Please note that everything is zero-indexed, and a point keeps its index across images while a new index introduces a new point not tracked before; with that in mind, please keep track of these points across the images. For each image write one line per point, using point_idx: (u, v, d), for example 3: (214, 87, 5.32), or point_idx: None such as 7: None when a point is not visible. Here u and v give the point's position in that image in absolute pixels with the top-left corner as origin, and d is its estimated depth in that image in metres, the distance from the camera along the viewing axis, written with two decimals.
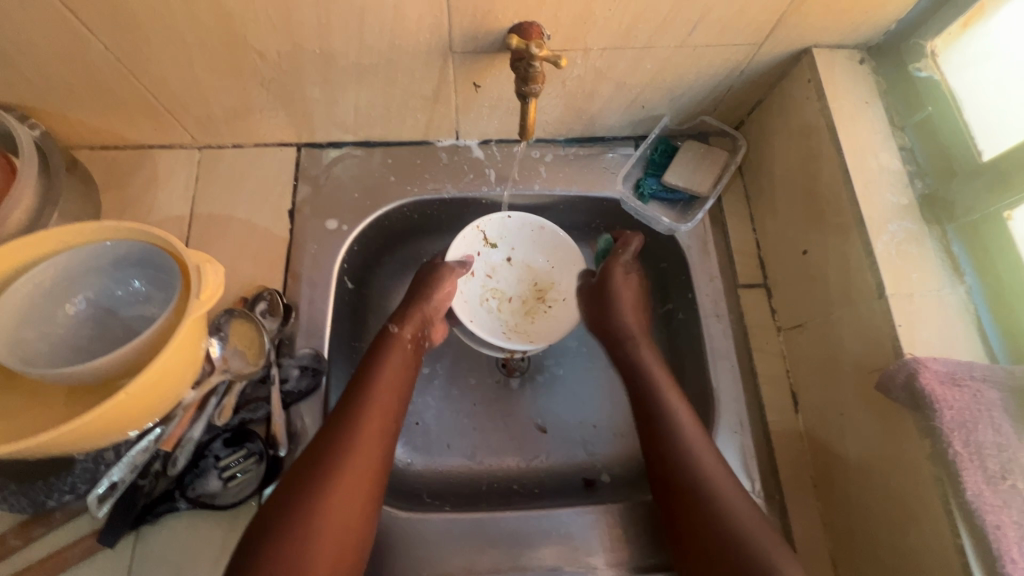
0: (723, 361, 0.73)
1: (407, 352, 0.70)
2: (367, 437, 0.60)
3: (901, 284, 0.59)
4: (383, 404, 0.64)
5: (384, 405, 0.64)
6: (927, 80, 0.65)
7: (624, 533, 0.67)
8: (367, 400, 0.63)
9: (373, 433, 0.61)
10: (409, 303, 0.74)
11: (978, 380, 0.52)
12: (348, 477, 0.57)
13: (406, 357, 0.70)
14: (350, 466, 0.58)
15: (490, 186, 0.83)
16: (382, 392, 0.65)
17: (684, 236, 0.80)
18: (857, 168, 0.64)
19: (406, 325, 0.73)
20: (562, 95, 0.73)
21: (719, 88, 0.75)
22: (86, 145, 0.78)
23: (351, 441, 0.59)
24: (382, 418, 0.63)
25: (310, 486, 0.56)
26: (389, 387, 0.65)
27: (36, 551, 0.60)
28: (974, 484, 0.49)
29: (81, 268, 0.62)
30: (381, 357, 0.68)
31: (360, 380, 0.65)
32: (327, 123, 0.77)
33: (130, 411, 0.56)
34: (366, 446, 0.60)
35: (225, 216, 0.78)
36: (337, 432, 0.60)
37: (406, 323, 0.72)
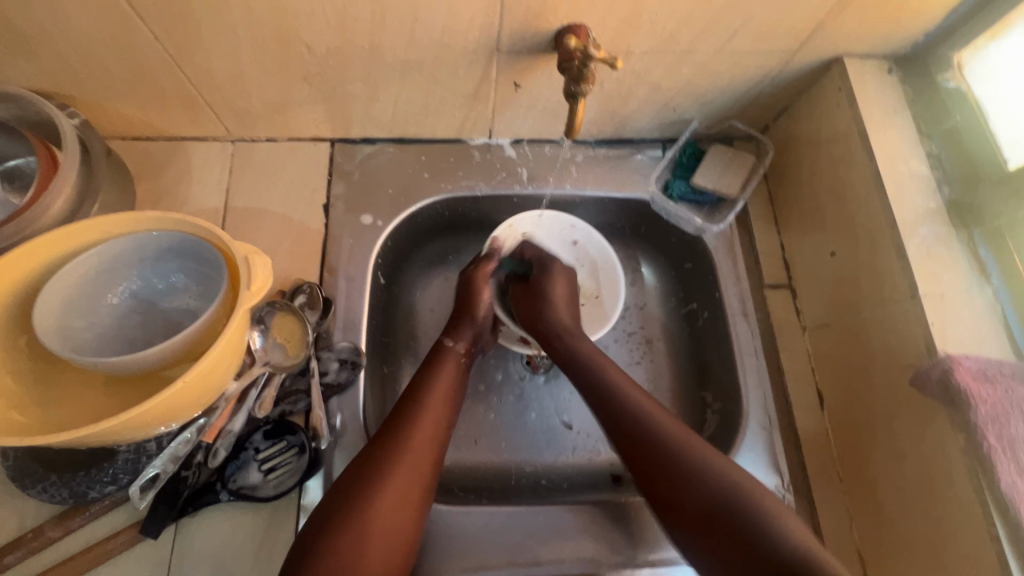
0: (752, 359, 0.75)
1: (460, 367, 0.71)
2: (422, 440, 0.62)
3: (934, 285, 0.61)
4: (435, 408, 0.65)
5: (437, 409, 0.65)
6: (954, 90, 0.68)
7: (659, 526, 0.69)
8: (423, 404, 0.65)
9: (427, 435, 0.62)
10: (462, 315, 0.76)
11: (1009, 376, 0.55)
12: (402, 476, 0.58)
13: (458, 370, 0.71)
14: (405, 468, 0.59)
15: (522, 184, 0.84)
16: (438, 396, 0.66)
17: (712, 238, 0.82)
18: (888, 174, 0.66)
19: (462, 340, 0.74)
20: (599, 97, 0.75)
21: (749, 94, 0.77)
22: (119, 136, 0.77)
23: (406, 442, 0.61)
24: (435, 428, 0.64)
25: (367, 485, 0.57)
26: (445, 393, 0.67)
27: (76, 542, 0.60)
28: (1007, 474, 0.52)
29: (123, 259, 0.61)
30: (434, 368, 0.70)
31: (416, 386, 0.67)
32: (364, 119, 0.77)
33: (179, 402, 0.56)
34: (420, 448, 0.61)
35: (259, 210, 0.78)
36: (393, 432, 0.61)
37: (460, 337, 0.74)
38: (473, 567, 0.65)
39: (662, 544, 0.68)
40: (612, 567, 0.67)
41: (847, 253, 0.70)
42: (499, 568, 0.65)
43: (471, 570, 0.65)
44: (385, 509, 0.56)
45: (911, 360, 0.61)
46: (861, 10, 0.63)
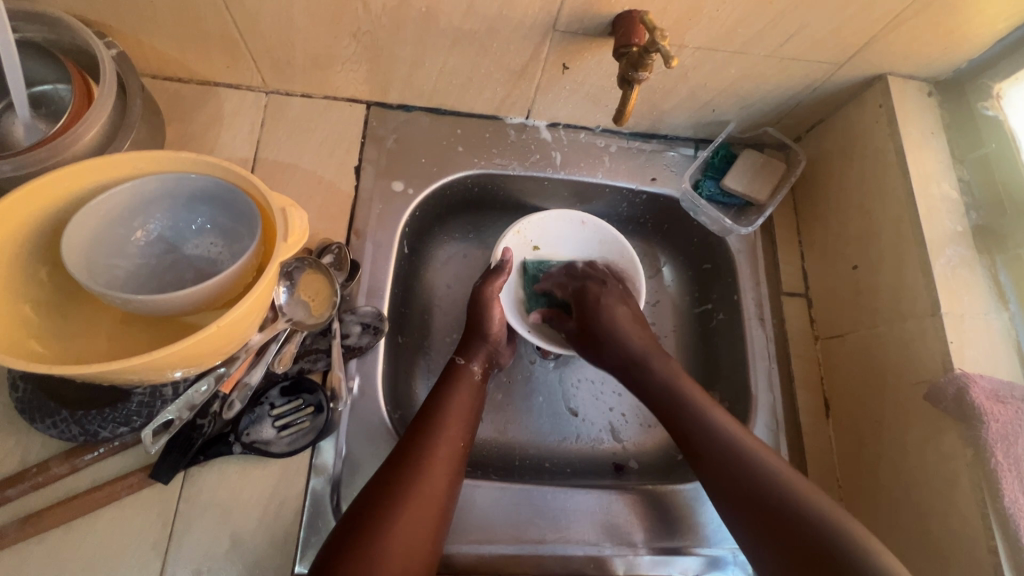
0: (764, 362, 0.77)
1: (476, 385, 0.71)
2: (437, 465, 0.61)
3: (956, 305, 0.63)
4: (451, 432, 0.64)
5: (452, 433, 0.64)
6: (991, 119, 0.70)
7: (662, 514, 0.70)
8: (437, 425, 0.64)
9: (443, 460, 0.62)
10: (473, 332, 0.76)
11: (1018, 399, 0.57)
12: (417, 496, 0.58)
13: (473, 388, 0.71)
14: (420, 495, 0.59)
15: (555, 169, 0.83)
16: (453, 419, 0.66)
17: (736, 240, 0.83)
18: (921, 193, 0.68)
19: (476, 358, 0.74)
20: (643, 89, 0.75)
21: (790, 102, 0.78)
22: (151, 73, 0.75)
23: (421, 467, 0.60)
24: (450, 445, 0.63)
25: (386, 503, 0.57)
26: (460, 418, 0.66)
27: (82, 480, 0.59)
28: (1012, 492, 0.55)
29: (154, 197, 0.60)
30: (449, 387, 0.69)
31: (432, 409, 0.66)
32: (405, 84, 0.76)
33: (208, 348, 0.54)
34: (435, 474, 0.60)
35: (289, 165, 0.76)
36: (410, 457, 0.61)
37: (473, 357, 0.74)
38: (480, 542, 0.66)
39: (663, 533, 0.69)
40: (614, 552, 0.68)
41: (870, 269, 0.72)
42: (505, 544, 0.66)
43: (477, 543, 0.66)
44: (403, 527, 0.56)
45: (926, 376, 0.63)
46: (913, 31, 0.65)
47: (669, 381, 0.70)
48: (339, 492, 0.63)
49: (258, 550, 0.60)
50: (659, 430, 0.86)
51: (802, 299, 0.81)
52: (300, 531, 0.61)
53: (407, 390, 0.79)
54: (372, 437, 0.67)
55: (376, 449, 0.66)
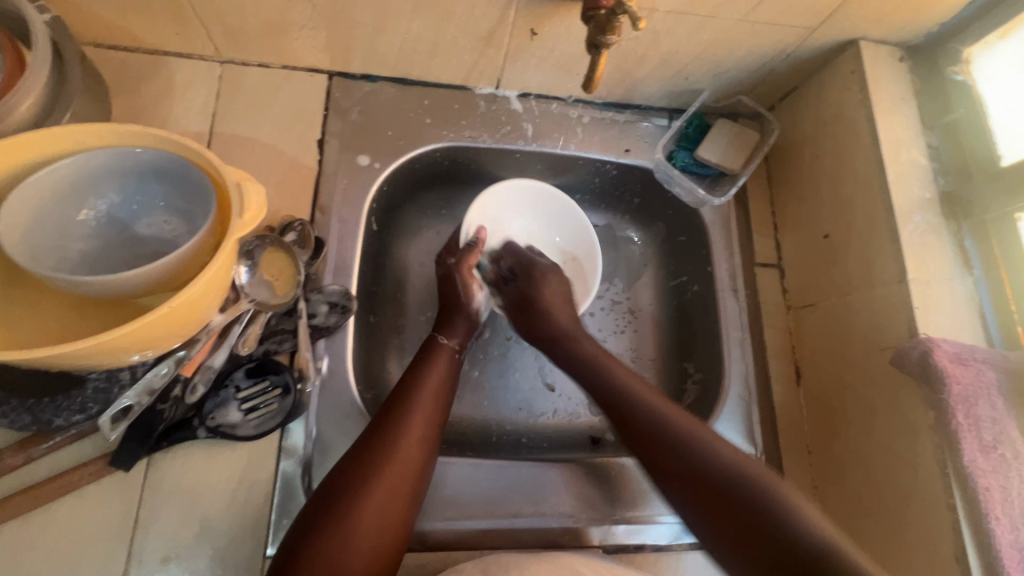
0: (737, 333, 0.77)
1: (453, 361, 0.71)
2: (412, 444, 0.60)
3: (922, 271, 0.63)
4: (425, 410, 0.63)
5: (426, 410, 0.63)
6: (961, 84, 0.69)
7: (637, 484, 0.71)
8: (411, 405, 0.63)
9: (416, 440, 0.61)
10: (455, 310, 0.75)
11: (981, 362, 0.58)
12: (387, 476, 0.57)
13: (450, 368, 0.70)
14: (393, 473, 0.58)
15: (526, 141, 0.81)
16: (427, 396, 0.65)
17: (709, 212, 0.82)
18: (891, 160, 0.67)
19: (456, 333, 0.73)
20: (614, 56, 0.73)
21: (763, 69, 0.77)
22: (93, 42, 0.70)
23: (393, 447, 0.59)
24: (424, 426, 0.62)
25: (355, 483, 0.56)
26: (436, 395, 0.65)
27: (39, 470, 0.57)
28: (971, 451, 0.56)
29: (101, 173, 0.57)
30: (426, 366, 0.68)
31: (406, 389, 0.65)
32: (367, 52, 0.73)
33: (164, 329, 0.52)
34: (410, 453, 0.59)
35: (248, 139, 0.73)
36: (383, 434, 0.60)
37: (453, 335, 0.73)
38: (457, 518, 0.66)
39: (637, 502, 0.70)
40: (589, 523, 0.68)
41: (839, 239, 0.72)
42: (481, 519, 0.66)
43: (454, 519, 0.66)
44: (372, 510, 0.55)
45: (892, 342, 0.64)
46: None
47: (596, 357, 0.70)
48: (310, 474, 0.63)
49: (228, 533, 0.59)
50: None
51: (775, 270, 0.81)
52: (272, 514, 0.60)
53: (380, 370, 0.77)
54: (343, 419, 0.65)
55: (348, 430, 0.65)
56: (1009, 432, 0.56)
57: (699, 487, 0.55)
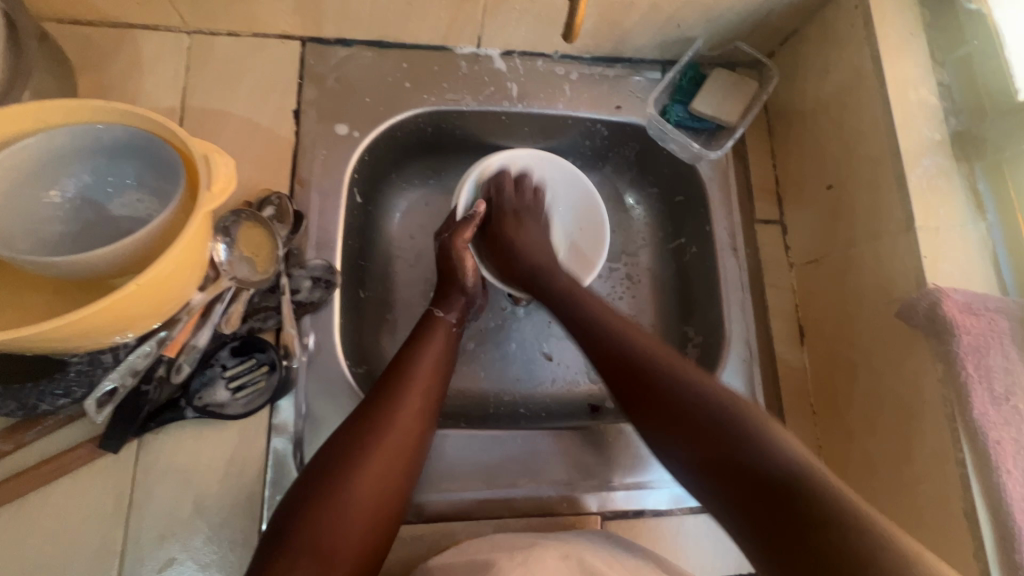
0: (737, 293, 0.75)
1: (451, 335, 0.69)
2: (410, 418, 0.59)
3: (931, 219, 0.59)
4: (421, 382, 0.62)
5: (424, 382, 0.62)
6: (974, 13, 0.64)
7: (638, 451, 0.70)
8: (409, 379, 0.62)
9: (416, 413, 0.60)
10: (449, 284, 0.73)
11: (993, 311, 0.55)
12: (385, 448, 0.56)
13: (448, 341, 0.68)
14: (390, 444, 0.57)
15: (512, 101, 0.78)
16: (424, 369, 0.63)
17: (707, 167, 0.79)
18: (897, 100, 0.63)
19: (451, 308, 0.71)
20: (599, 4, 0.68)
21: (760, 10, 0.72)
22: (55, 17, 0.68)
23: (392, 419, 0.58)
24: (424, 398, 0.61)
25: (353, 455, 0.55)
26: (434, 367, 0.64)
27: (32, 454, 0.57)
28: (981, 403, 0.53)
29: (66, 151, 0.55)
30: (423, 339, 0.67)
31: (404, 361, 0.64)
32: (339, 15, 0.69)
33: (138, 308, 0.51)
34: (406, 427, 0.58)
35: (221, 112, 0.70)
36: (382, 406, 0.59)
37: (451, 309, 0.71)
38: (453, 490, 0.65)
39: (638, 468, 0.69)
40: (588, 490, 0.67)
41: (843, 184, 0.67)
42: (477, 489, 0.66)
43: (450, 491, 0.65)
44: (369, 480, 0.54)
45: (899, 295, 0.61)
46: None
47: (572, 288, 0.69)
48: (302, 450, 0.62)
49: (224, 511, 0.59)
50: None
51: (776, 227, 0.78)
52: (265, 490, 0.60)
53: (373, 345, 0.76)
54: (333, 394, 0.65)
55: (338, 406, 0.64)
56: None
57: (673, 436, 0.52)
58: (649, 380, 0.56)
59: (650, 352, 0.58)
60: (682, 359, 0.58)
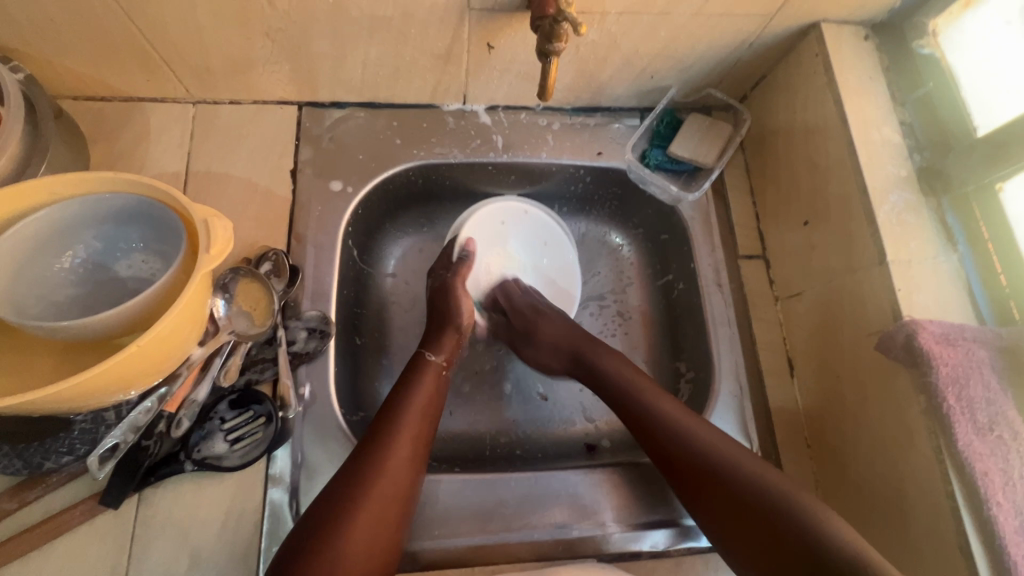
0: (724, 328, 0.76)
1: (441, 378, 0.70)
2: (398, 464, 0.60)
3: (902, 252, 0.61)
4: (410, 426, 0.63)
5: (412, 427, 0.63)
6: (928, 57, 0.68)
7: (633, 491, 0.70)
8: (397, 424, 0.62)
9: (403, 458, 0.60)
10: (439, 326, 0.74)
11: (970, 341, 0.56)
12: (374, 497, 0.57)
13: (438, 384, 0.69)
14: (381, 495, 0.57)
15: (497, 152, 0.82)
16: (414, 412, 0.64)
17: (688, 207, 0.82)
18: (862, 140, 0.66)
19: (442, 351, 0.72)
20: (574, 61, 0.73)
21: (728, 60, 0.76)
22: (71, 95, 0.73)
23: (380, 466, 0.59)
24: (413, 444, 0.62)
25: (342, 504, 0.55)
26: (422, 412, 0.65)
27: (34, 512, 0.58)
28: (965, 435, 0.53)
29: (75, 221, 0.59)
30: (412, 382, 0.67)
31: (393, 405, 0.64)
32: (332, 80, 0.74)
33: (138, 367, 0.54)
34: (394, 474, 0.59)
35: (223, 174, 0.74)
36: (370, 453, 0.59)
37: (440, 351, 0.72)
38: (448, 536, 0.65)
39: (632, 509, 0.69)
40: (584, 532, 0.67)
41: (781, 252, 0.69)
42: (473, 535, 0.66)
43: (446, 537, 0.65)
44: (360, 530, 0.54)
45: (878, 326, 0.62)
46: None
47: (620, 374, 0.70)
48: (299, 500, 0.63)
49: (220, 564, 0.59)
50: None
51: (759, 261, 0.80)
52: (262, 541, 0.61)
53: (369, 391, 0.78)
54: (328, 442, 0.66)
55: (333, 454, 0.65)
56: (1006, 412, 0.53)
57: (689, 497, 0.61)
58: (662, 439, 0.63)
59: (652, 407, 0.66)
60: (687, 410, 0.65)
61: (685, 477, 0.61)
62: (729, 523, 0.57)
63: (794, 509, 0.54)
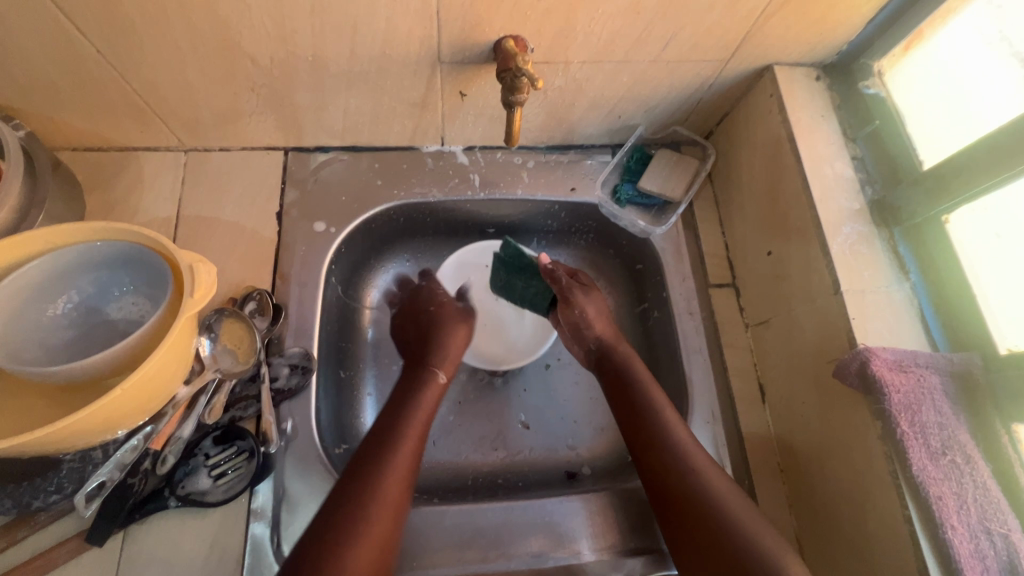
0: (696, 355, 0.79)
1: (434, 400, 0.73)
2: (395, 485, 0.62)
3: (855, 281, 0.64)
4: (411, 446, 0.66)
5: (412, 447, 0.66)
6: (874, 96, 0.72)
7: (609, 518, 0.71)
8: (395, 447, 0.65)
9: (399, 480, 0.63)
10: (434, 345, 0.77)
11: (922, 367, 0.58)
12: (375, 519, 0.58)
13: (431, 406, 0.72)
14: (382, 512, 0.59)
15: (474, 190, 0.85)
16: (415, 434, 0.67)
17: (659, 239, 0.85)
18: (815, 175, 0.69)
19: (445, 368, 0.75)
20: (544, 105, 0.77)
21: (690, 101, 0.80)
22: (70, 147, 0.78)
23: (379, 488, 0.60)
24: (408, 466, 0.64)
25: (344, 528, 0.56)
26: (420, 434, 0.68)
27: (22, 551, 0.60)
28: (919, 459, 0.55)
29: (68, 268, 0.62)
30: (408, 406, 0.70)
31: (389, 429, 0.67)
32: (315, 128, 0.79)
33: (123, 408, 0.56)
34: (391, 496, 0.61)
35: (212, 218, 0.78)
36: (369, 476, 0.61)
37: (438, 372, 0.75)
38: (426, 567, 0.66)
39: (608, 537, 0.70)
40: (560, 561, 0.68)
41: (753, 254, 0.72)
42: (450, 567, 0.67)
43: (424, 569, 0.66)
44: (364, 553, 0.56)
45: (836, 354, 0.64)
46: (783, 24, 0.67)
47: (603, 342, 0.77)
48: (279, 533, 0.65)
49: None
50: (611, 433, 0.87)
51: (729, 289, 0.83)
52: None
53: (354, 422, 0.80)
54: (309, 476, 0.68)
55: (314, 488, 0.67)
56: (957, 437, 0.55)
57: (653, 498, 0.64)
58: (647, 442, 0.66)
59: (649, 408, 0.69)
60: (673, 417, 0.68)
61: (662, 487, 0.63)
62: (688, 536, 0.60)
63: (730, 521, 0.58)
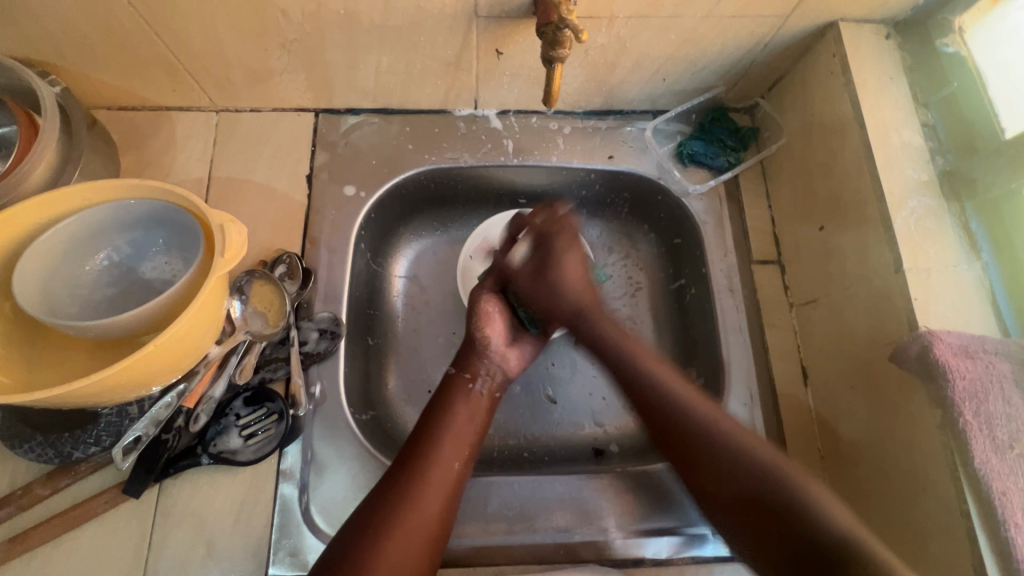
0: (737, 334, 0.75)
1: (477, 400, 0.68)
2: (430, 491, 0.59)
3: (920, 259, 0.60)
4: (444, 459, 0.61)
5: (446, 460, 0.61)
6: (952, 55, 0.65)
7: (636, 496, 0.69)
8: (432, 450, 0.61)
9: (437, 486, 0.59)
10: (469, 346, 0.73)
11: (990, 353, 0.54)
12: (401, 527, 0.55)
13: (475, 407, 0.67)
14: (411, 522, 0.56)
15: (507, 157, 0.82)
16: (447, 444, 0.62)
17: (700, 211, 0.81)
18: (880, 143, 0.64)
19: (481, 375, 0.70)
20: (584, 65, 0.73)
21: (742, 62, 0.74)
22: (105, 105, 0.78)
23: (410, 493, 0.58)
24: (448, 470, 0.61)
25: (371, 534, 0.55)
26: (448, 450, 0.62)
27: (64, 499, 0.62)
28: (981, 452, 0.51)
29: (103, 226, 0.62)
30: (450, 404, 0.66)
31: (430, 428, 0.64)
32: (346, 89, 0.77)
33: (157, 364, 0.57)
34: (425, 504, 0.58)
35: (243, 180, 0.77)
36: (403, 480, 0.59)
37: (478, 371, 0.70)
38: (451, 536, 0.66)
39: (639, 515, 0.68)
40: (585, 537, 0.67)
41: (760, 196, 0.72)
42: (476, 537, 0.66)
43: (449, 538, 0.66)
44: (386, 563, 0.53)
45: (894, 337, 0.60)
46: None
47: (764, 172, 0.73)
48: (308, 496, 0.65)
49: (234, 555, 0.62)
50: None
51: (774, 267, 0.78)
52: (272, 534, 0.63)
53: (381, 391, 0.80)
54: (337, 440, 0.68)
55: (341, 453, 0.67)
56: None
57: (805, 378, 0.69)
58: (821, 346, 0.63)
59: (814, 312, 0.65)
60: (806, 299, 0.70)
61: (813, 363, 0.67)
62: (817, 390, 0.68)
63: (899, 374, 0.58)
